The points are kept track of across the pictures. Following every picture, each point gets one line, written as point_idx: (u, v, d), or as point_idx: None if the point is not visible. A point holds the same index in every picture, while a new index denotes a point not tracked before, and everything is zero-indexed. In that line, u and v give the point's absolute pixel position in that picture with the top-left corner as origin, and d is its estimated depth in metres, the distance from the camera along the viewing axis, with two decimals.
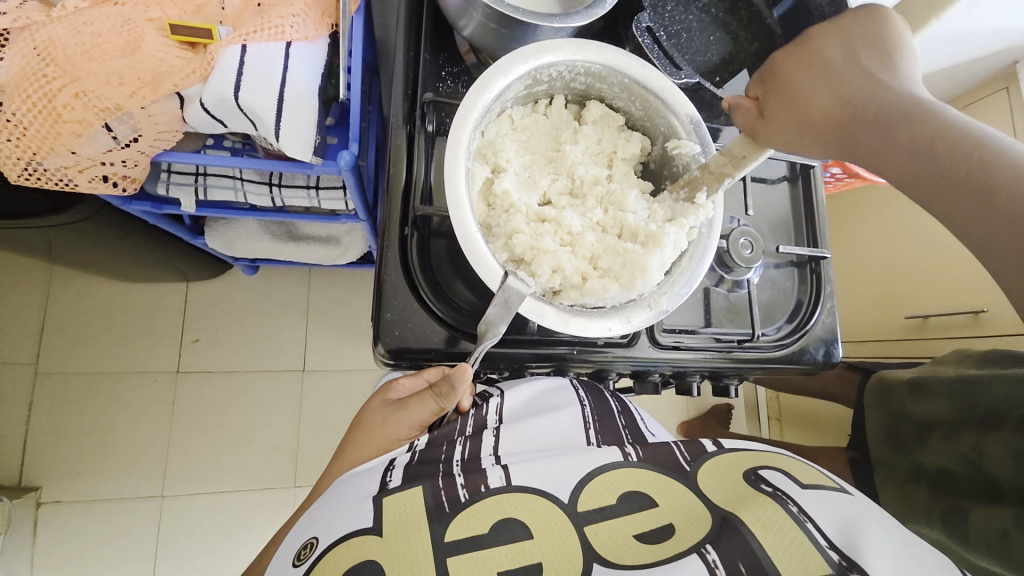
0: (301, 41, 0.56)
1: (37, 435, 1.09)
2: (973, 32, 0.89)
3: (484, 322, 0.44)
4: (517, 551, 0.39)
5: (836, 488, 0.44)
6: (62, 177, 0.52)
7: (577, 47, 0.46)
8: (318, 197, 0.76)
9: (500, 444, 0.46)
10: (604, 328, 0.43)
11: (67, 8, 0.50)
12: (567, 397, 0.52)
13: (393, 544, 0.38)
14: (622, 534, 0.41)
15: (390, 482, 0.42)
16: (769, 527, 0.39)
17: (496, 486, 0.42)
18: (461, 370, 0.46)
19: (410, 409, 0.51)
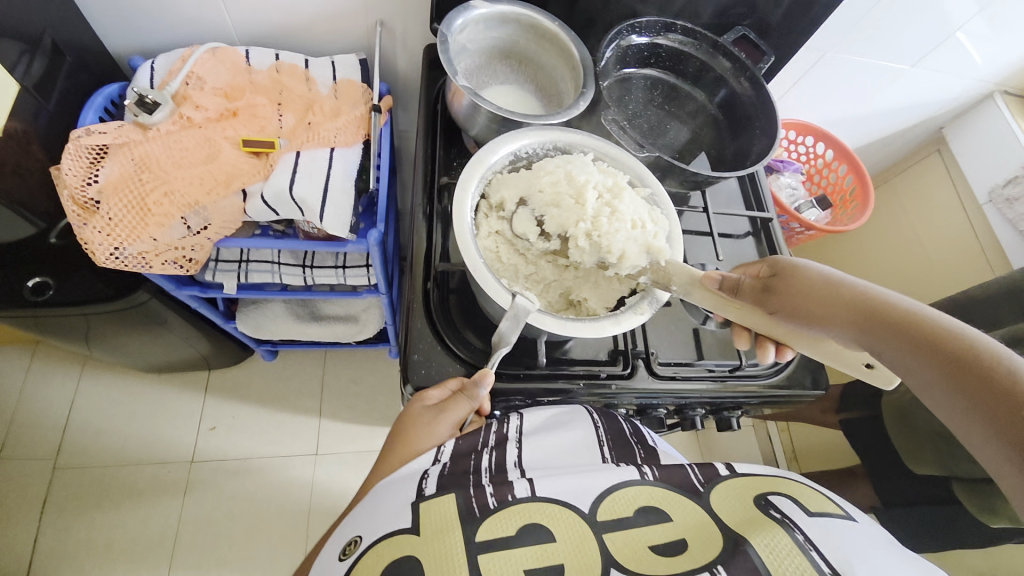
0: (343, 146, 0.71)
1: (48, 533, 1.07)
2: (890, 109, 1.08)
3: (498, 335, 0.52)
4: (541, 553, 0.40)
5: (844, 515, 0.43)
6: (141, 261, 0.62)
7: (546, 133, 0.59)
8: (344, 275, 0.86)
9: (523, 453, 0.49)
10: (598, 328, 0.50)
11: (160, 131, 0.64)
12: (578, 413, 0.56)
13: (429, 542, 0.40)
14: (637, 544, 0.42)
15: (426, 489, 0.44)
16: (778, 554, 0.39)
17: (521, 496, 0.44)
18: (486, 376, 0.52)
19: (451, 414, 0.52)
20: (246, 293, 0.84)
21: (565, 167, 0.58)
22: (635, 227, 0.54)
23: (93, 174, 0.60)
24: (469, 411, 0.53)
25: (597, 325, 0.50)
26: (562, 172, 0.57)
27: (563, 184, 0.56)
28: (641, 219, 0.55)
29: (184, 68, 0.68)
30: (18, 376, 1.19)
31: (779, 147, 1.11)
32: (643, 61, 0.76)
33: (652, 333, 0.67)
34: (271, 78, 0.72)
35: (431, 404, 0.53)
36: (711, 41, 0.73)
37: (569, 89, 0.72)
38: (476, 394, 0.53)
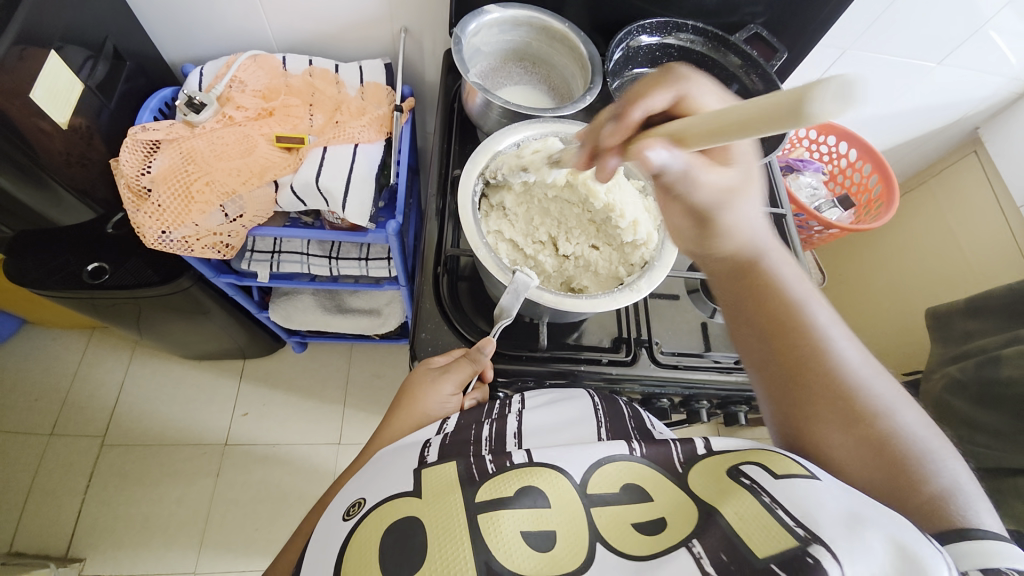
0: (366, 142, 0.76)
1: (92, 505, 1.16)
2: (922, 107, 1.05)
3: (500, 307, 0.55)
4: (538, 517, 0.41)
5: (811, 474, 0.39)
6: (184, 244, 0.69)
7: (548, 124, 0.62)
8: (366, 266, 0.91)
9: (522, 425, 0.51)
10: (592, 304, 0.52)
11: (205, 128, 0.71)
12: (577, 393, 0.56)
13: (430, 505, 0.42)
14: (620, 521, 0.41)
15: (428, 456, 0.47)
16: (746, 518, 0.37)
17: (519, 462, 0.45)
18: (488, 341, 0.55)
19: (454, 373, 0.54)
20: (276, 282, 0.90)
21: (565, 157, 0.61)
22: (629, 213, 0.57)
23: (146, 165, 0.68)
24: (472, 373, 0.55)
25: (594, 302, 0.53)
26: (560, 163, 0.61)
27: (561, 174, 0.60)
28: (632, 206, 0.57)
29: (229, 73, 0.75)
30: (74, 359, 1.30)
31: (800, 146, 1.10)
32: (654, 61, 0.78)
33: (656, 322, 0.68)
34: (305, 81, 0.78)
35: (436, 367, 0.57)
36: (722, 40, 0.75)
37: (578, 87, 0.75)
38: (480, 357, 0.55)
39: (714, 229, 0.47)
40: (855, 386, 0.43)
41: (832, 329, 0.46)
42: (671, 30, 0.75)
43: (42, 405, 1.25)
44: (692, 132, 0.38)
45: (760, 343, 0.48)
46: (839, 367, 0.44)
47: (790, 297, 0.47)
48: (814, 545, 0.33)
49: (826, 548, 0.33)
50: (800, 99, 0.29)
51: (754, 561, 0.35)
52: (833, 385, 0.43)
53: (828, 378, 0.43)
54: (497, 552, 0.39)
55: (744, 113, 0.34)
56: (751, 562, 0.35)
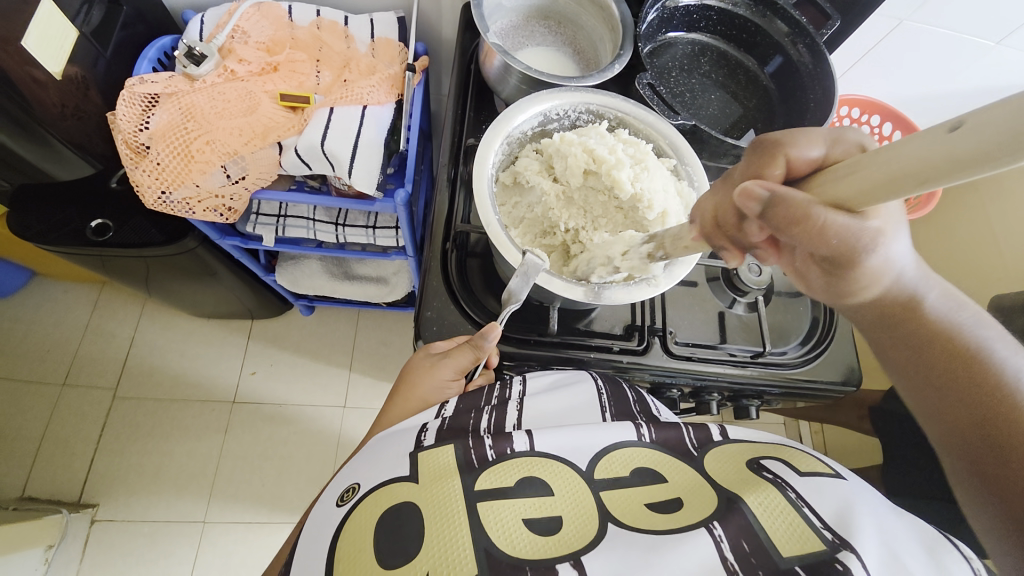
0: (376, 105, 0.71)
1: (105, 453, 1.19)
2: (977, 88, 0.97)
3: (508, 292, 0.52)
4: (539, 504, 0.39)
5: (832, 475, 0.41)
6: (185, 206, 0.67)
7: (578, 94, 0.58)
8: (374, 235, 0.88)
9: (523, 415, 0.49)
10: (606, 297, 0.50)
11: (206, 83, 0.67)
12: (581, 376, 0.55)
13: (427, 488, 0.41)
14: (633, 502, 0.40)
15: (424, 441, 0.45)
16: (771, 511, 0.37)
17: (519, 450, 0.43)
18: (493, 329, 0.52)
19: (453, 360, 0.53)
20: (282, 247, 0.87)
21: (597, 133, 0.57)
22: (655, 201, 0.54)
23: (144, 121, 0.64)
24: (474, 360, 0.54)
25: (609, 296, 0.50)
26: (587, 138, 0.57)
27: (587, 148, 0.56)
28: (661, 195, 0.54)
29: (231, 22, 0.70)
30: (85, 312, 1.31)
31: (840, 126, 1.02)
32: (691, 24, 0.72)
33: (672, 311, 0.64)
34: (312, 35, 0.74)
35: (436, 352, 0.56)
36: (769, 2, 0.68)
37: (606, 52, 0.69)
38: (482, 345, 0.53)
39: (855, 286, 0.36)
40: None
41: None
42: None
43: (55, 355, 1.27)
44: (847, 194, 0.31)
45: (932, 392, 0.42)
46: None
47: (963, 343, 0.41)
48: (843, 550, 0.33)
49: (855, 553, 0.32)
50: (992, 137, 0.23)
51: (779, 559, 0.34)
52: (1022, 451, 0.36)
53: (1011, 441, 0.37)
54: (497, 538, 0.37)
55: (903, 160, 0.27)
56: (775, 560, 0.34)
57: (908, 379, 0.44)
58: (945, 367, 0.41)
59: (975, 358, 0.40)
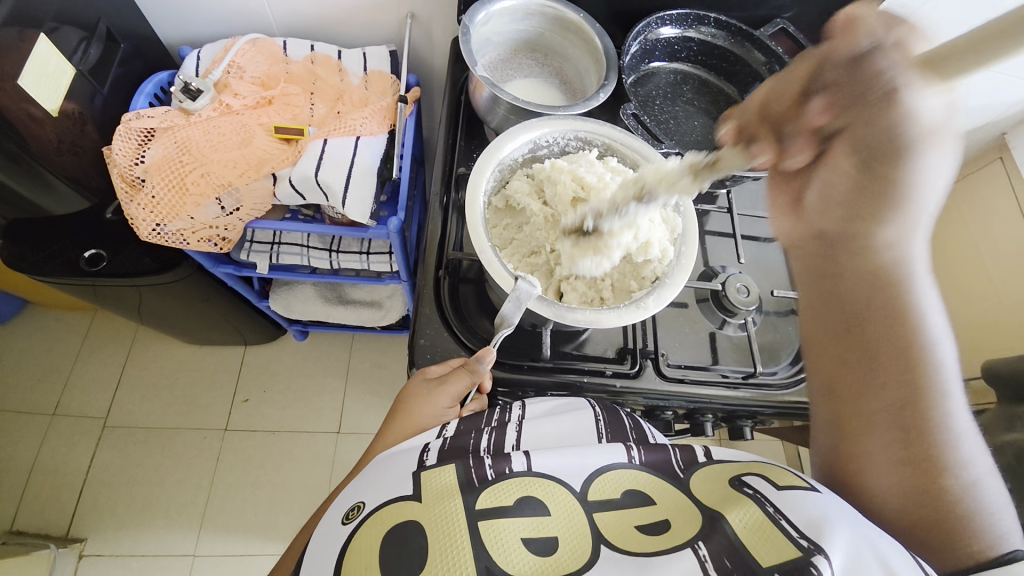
0: (368, 135, 0.73)
1: (94, 485, 1.17)
2: None
3: (501, 316, 0.53)
4: (539, 524, 0.40)
5: (810, 487, 0.40)
6: (179, 237, 0.67)
7: (567, 122, 0.60)
8: (368, 260, 0.88)
9: (522, 435, 0.49)
10: (596, 319, 0.50)
11: (201, 117, 0.69)
12: (579, 403, 0.54)
13: (431, 508, 0.40)
14: (624, 525, 0.40)
15: (428, 459, 0.45)
16: (751, 528, 0.37)
17: (518, 470, 0.43)
18: (488, 353, 0.54)
19: (451, 386, 0.53)
20: (276, 274, 0.87)
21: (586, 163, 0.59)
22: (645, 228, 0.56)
23: (140, 154, 0.66)
24: (470, 385, 0.54)
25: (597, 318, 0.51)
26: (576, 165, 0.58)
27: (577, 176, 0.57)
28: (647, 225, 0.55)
29: (227, 58, 0.72)
30: (76, 341, 1.30)
31: None
32: (673, 55, 0.74)
33: (663, 332, 0.65)
34: (306, 69, 0.76)
35: (432, 378, 0.55)
36: (746, 34, 0.71)
37: (592, 82, 0.71)
38: (478, 369, 0.54)
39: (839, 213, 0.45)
40: (937, 426, 0.38)
41: (943, 361, 0.40)
42: (693, 22, 0.71)
43: (45, 385, 1.25)
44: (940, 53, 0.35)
45: (837, 343, 0.44)
46: (932, 412, 0.39)
47: (899, 310, 0.41)
48: (818, 556, 0.34)
49: (828, 559, 0.33)
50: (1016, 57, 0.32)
51: (759, 570, 0.35)
52: (907, 426, 0.39)
53: (910, 421, 0.39)
54: (499, 557, 0.38)
55: None
56: (755, 571, 0.35)
57: (823, 324, 0.46)
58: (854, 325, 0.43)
59: (900, 338, 0.41)
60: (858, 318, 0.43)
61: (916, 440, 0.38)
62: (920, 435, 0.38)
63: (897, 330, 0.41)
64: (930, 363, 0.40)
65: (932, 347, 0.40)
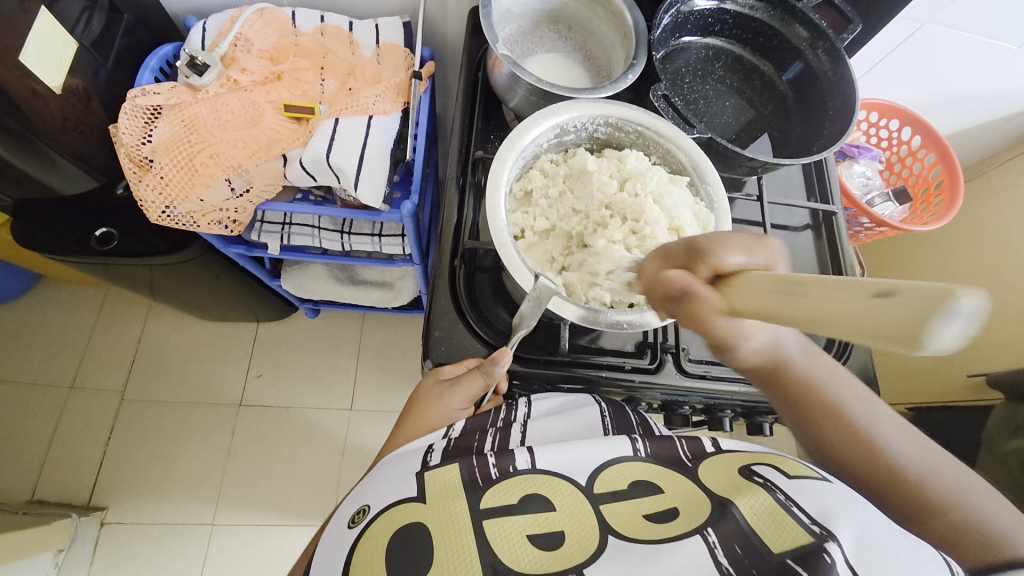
0: (381, 114, 0.70)
1: (113, 456, 1.20)
2: (998, 91, 0.93)
3: (518, 317, 0.52)
4: (543, 520, 0.39)
5: (820, 478, 0.39)
6: (189, 220, 0.66)
7: (597, 106, 0.56)
8: (380, 243, 0.87)
9: (526, 435, 0.47)
10: (619, 320, 0.48)
11: (208, 93, 0.66)
12: (584, 401, 0.52)
13: (435, 510, 0.40)
14: (631, 513, 0.39)
15: (431, 459, 0.44)
16: (763, 514, 0.36)
17: (522, 468, 0.42)
18: (504, 355, 0.52)
19: (464, 387, 0.52)
20: (288, 255, 0.86)
21: (615, 157, 0.58)
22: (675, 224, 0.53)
23: (147, 134, 0.64)
24: (484, 386, 0.53)
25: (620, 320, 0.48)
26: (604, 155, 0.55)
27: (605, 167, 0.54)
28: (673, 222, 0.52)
29: (233, 29, 0.69)
30: (92, 315, 1.32)
31: (857, 129, 0.99)
32: (706, 28, 0.69)
33: (685, 327, 0.63)
34: (315, 41, 0.72)
35: (445, 379, 0.54)
36: (788, 7, 0.65)
37: (617, 59, 0.67)
38: (493, 371, 0.52)
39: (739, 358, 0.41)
40: (915, 477, 0.40)
41: (877, 420, 0.43)
42: None
43: (64, 357, 1.28)
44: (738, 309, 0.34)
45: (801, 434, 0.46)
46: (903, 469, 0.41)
47: (830, 396, 0.44)
48: (830, 542, 0.32)
49: (840, 545, 0.32)
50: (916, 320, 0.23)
51: (769, 556, 0.33)
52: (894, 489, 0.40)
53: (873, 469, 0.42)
54: (504, 555, 0.37)
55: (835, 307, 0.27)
56: (766, 556, 0.33)
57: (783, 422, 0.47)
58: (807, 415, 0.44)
59: (837, 414, 0.43)
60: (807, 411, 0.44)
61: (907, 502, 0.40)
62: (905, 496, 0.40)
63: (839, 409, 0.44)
64: (872, 429, 0.43)
65: (864, 413, 0.44)
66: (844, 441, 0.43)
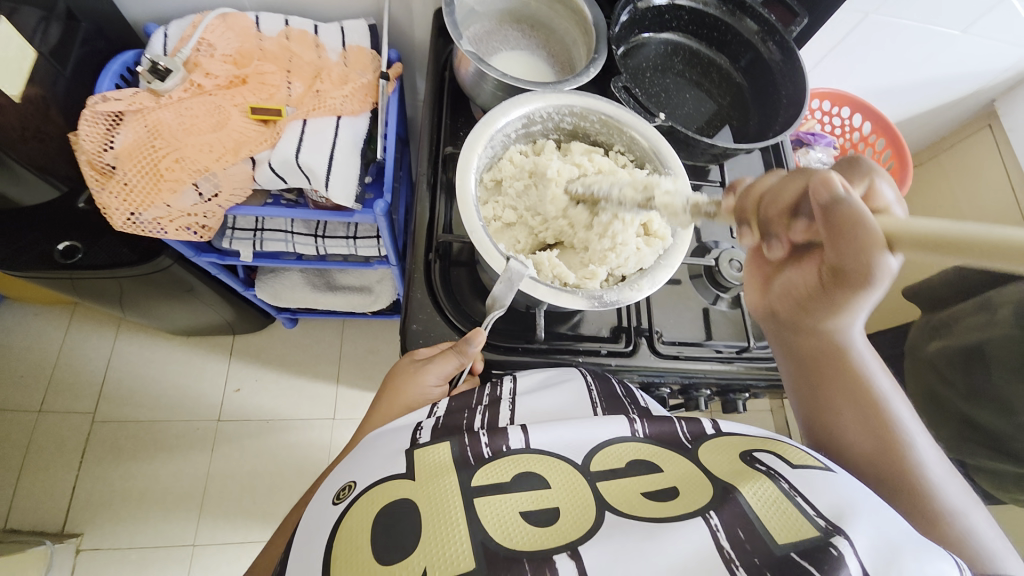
0: (349, 113, 0.70)
1: (89, 479, 1.16)
2: (938, 78, 1.00)
3: (492, 298, 0.52)
4: (538, 497, 0.39)
5: (823, 468, 0.40)
6: (156, 226, 0.65)
7: (562, 97, 0.58)
8: (355, 245, 0.86)
9: (517, 412, 0.48)
10: (588, 301, 0.49)
11: (172, 98, 0.66)
12: (570, 372, 0.54)
13: (424, 485, 0.40)
14: (630, 492, 0.40)
15: (420, 437, 0.45)
16: (768, 504, 0.37)
17: (515, 447, 0.43)
18: (477, 334, 0.52)
19: (438, 365, 0.53)
20: (261, 261, 0.85)
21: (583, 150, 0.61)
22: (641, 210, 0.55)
23: (109, 140, 0.63)
24: (458, 366, 0.53)
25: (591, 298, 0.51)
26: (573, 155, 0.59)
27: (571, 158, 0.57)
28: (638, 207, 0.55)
29: (195, 36, 0.69)
30: (58, 335, 1.27)
31: (811, 119, 1.04)
32: (662, 24, 0.72)
33: (659, 311, 0.65)
34: (280, 45, 0.72)
35: (420, 359, 0.55)
36: (738, 2, 0.69)
37: (581, 55, 0.69)
38: (466, 351, 0.53)
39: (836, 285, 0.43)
40: (904, 441, 0.45)
41: (889, 394, 0.48)
42: None
43: (29, 381, 1.22)
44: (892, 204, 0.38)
45: (808, 378, 0.50)
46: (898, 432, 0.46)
47: (851, 353, 0.49)
48: (837, 537, 0.33)
49: (848, 540, 0.33)
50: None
51: (774, 547, 0.34)
52: (886, 442, 0.45)
53: (880, 443, 0.45)
54: (494, 531, 0.37)
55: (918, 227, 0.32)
56: (771, 547, 0.34)
57: (794, 368, 0.52)
58: (823, 359, 0.49)
59: (850, 367, 0.48)
60: (830, 359, 0.49)
61: (891, 457, 0.45)
62: (893, 453, 0.45)
63: (857, 366, 0.48)
64: (889, 395, 0.47)
65: (880, 379, 0.48)
66: (862, 393, 0.47)
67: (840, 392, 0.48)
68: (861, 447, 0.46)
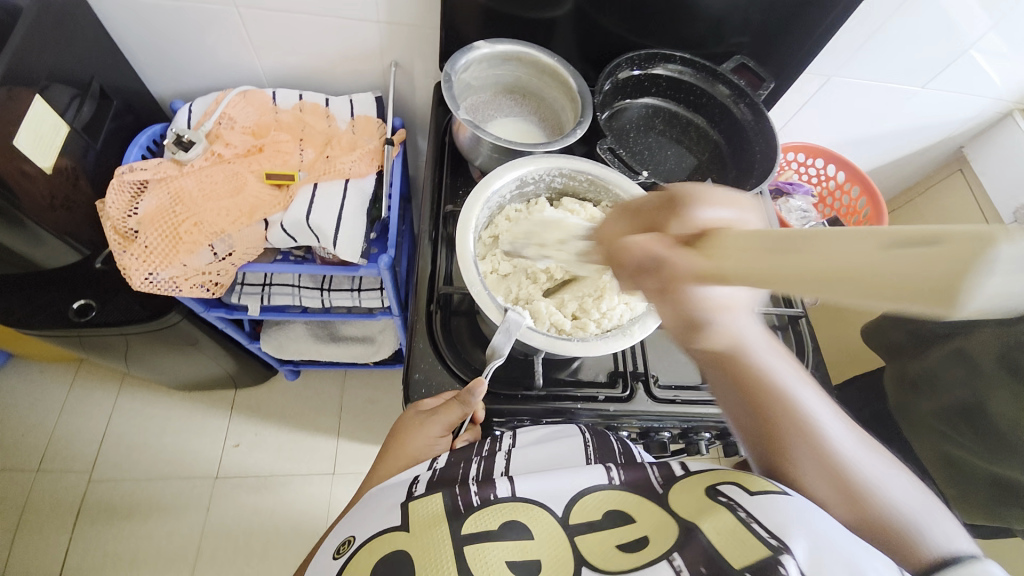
0: (357, 176, 0.76)
1: (79, 543, 1.12)
2: (906, 128, 1.07)
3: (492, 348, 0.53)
4: (523, 547, 0.40)
5: (780, 491, 0.40)
6: (171, 285, 0.68)
7: (552, 160, 0.63)
8: (359, 297, 0.89)
9: (511, 463, 0.49)
10: (585, 348, 0.52)
11: (193, 167, 0.71)
12: (569, 430, 0.55)
13: (418, 538, 0.40)
14: (606, 543, 0.40)
15: (416, 489, 0.45)
16: (726, 533, 0.37)
17: (503, 496, 0.43)
18: (477, 385, 0.53)
19: (442, 416, 0.54)
20: (267, 315, 0.87)
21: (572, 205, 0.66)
22: None
23: (133, 207, 0.68)
24: (461, 416, 0.55)
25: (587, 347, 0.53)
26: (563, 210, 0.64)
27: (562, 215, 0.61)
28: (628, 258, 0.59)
29: (218, 110, 0.75)
30: (61, 394, 1.27)
31: (789, 169, 1.11)
32: (642, 91, 0.79)
33: (652, 355, 0.67)
34: (294, 117, 0.79)
35: (425, 410, 0.56)
36: (710, 70, 0.76)
37: (569, 119, 0.75)
38: (469, 401, 0.54)
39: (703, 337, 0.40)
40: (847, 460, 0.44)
41: (817, 410, 0.46)
42: (659, 61, 0.76)
43: (27, 441, 1.21)
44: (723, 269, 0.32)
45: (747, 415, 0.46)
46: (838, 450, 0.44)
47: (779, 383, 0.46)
48: (785, 555, 0.34)
49: (793, 557, 0.34)
50: (956, 273, 0.21)
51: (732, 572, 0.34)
52: (831, 466, 0.44)
53: (831, 474, 0.44)
54: None
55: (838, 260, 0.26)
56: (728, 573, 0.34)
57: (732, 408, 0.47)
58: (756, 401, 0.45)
59: (782, 400, 0.45)
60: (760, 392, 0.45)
61: (838, 477, 0.43)
62: (839, 471, 0.44)
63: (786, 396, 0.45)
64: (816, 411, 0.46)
65: (808, 399, 0.46)
66: (793, 422, 0.45)
67: (776, 426, 0.45)
68: (810, 474, 0.44)
